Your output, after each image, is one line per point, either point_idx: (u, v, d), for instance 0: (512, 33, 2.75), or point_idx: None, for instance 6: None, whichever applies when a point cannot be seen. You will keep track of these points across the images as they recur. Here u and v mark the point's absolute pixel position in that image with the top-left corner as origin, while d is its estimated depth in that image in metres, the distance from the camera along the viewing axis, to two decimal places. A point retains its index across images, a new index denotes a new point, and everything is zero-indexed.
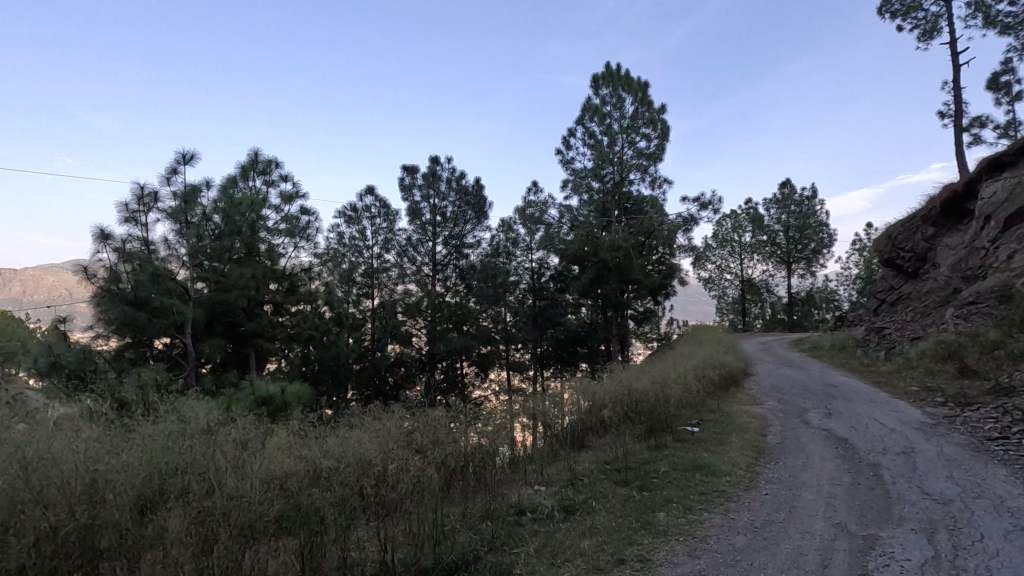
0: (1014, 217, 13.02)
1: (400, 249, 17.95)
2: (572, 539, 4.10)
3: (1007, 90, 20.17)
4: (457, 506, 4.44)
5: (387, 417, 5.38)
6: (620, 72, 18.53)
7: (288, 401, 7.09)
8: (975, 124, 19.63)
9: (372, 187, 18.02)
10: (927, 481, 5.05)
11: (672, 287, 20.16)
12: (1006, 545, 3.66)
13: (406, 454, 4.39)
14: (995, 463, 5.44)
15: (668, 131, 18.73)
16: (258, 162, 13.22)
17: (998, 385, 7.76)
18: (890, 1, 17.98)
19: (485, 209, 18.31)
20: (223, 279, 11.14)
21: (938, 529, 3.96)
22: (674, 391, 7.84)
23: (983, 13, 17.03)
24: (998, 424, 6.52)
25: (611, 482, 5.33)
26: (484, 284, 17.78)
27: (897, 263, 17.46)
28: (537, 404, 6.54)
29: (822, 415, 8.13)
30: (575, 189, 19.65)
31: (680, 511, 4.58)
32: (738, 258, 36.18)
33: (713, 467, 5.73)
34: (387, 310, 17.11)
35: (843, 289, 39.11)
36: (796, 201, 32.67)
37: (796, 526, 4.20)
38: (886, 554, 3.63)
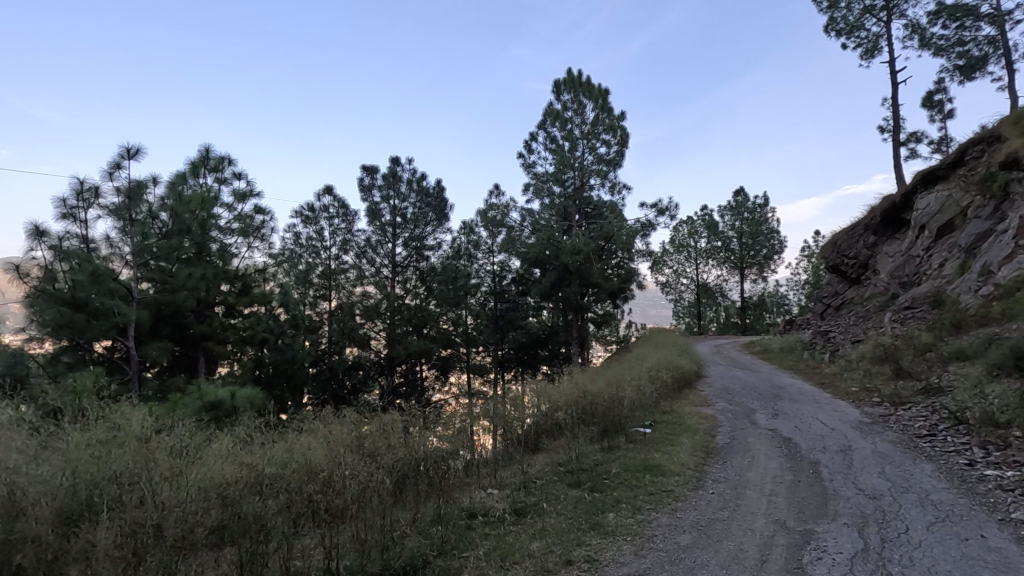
0: (945, 228, 13.87)
1: (360, 250, 17.67)
2: (521, 541, 4.13)
3: (940, 108, 21.54)
4: (408, 511, 4.40)
5: (340, 422, 5.31)
6: (582, 78, 18.81)
7: (239, 406, 6.84)
8: (912, 139, 20.87)
9: (330, 186, 17.72)
10: (861, 477, 5.31)
11: (630, 290, 20.58)
12: (928, 536, 3.89)
13: (357, 460, 4.33)
14: (923, 459, 5.78)
15: (628, 138, 19.12)
16: (209, 159, 12.75)
17: (928, 386, 8.25)
18: (835, 20, 18.89)
19: (445, 210, 18.27)
20: (170, 279, 10.74)
21: (869, 523, 4.16)
22: (628, 393, 8.01)
23: (919, 35, 18.07)
24: (929, 423, 6.91)
25: (564, 484, 5.39)
26: (444, 287, 17.66)
27: (841, 269, 18.35)
28: (495, 408, 6.62)
29: (768, 416, 8.43)
30: (537, 194, 19.81)
31: (629, 511, 4.67)
32: (694, 263, 37.13)
33: (663, 467, 5.86)
34: (345, 312, 16.55)
35: (792, 294, 40.87)
36: (749, 208, 33.85)
37: (739, 523, 4.33)
38: (820, 548, 3.80)
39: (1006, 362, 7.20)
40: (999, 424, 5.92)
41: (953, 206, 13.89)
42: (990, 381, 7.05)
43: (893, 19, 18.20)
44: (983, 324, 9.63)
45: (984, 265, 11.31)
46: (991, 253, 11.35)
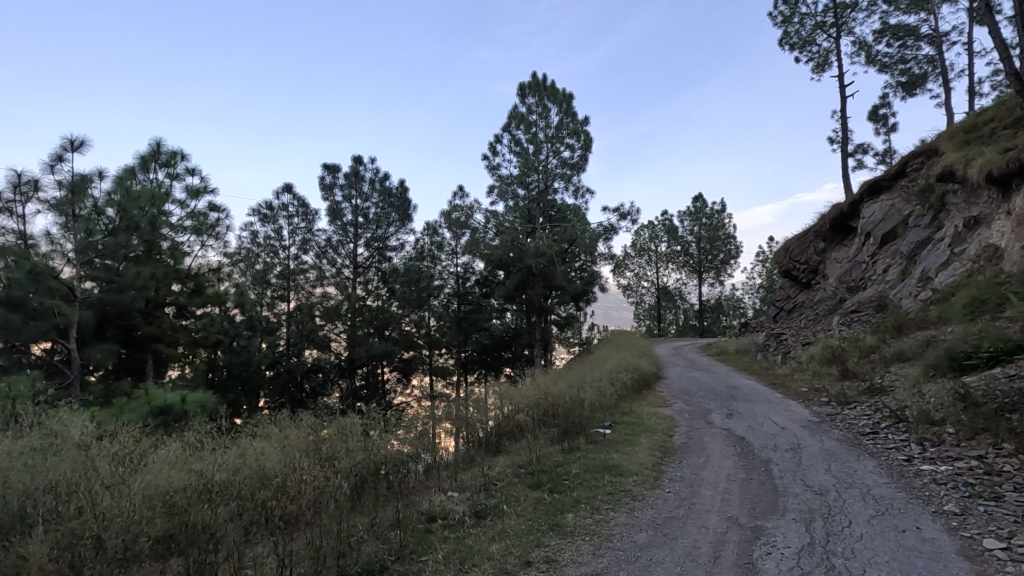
0: (888, 236, 14.60)
1: (320, 250, 17.37)
2: (481, 543, 4.12)
3: (884, 122, 22.68)
4: (366, 515, 4.33)
5: (297, 426, 5.18)
6: (546, 81, 18.97)
7: (190, 411, 6.56)
8: (859, 150, 21.93)
9: (290, 184, 17.31)
10: (809, 474, 5.52)
11: (592, 293, 20.89)
12: (869, 529, 4.08)
13: (313, 465, 4.24)
14: (866, 455, 6.06)
15: (591, 142, 19.37)
16: (161, 153, 12.26)
17: (871, 386, 8.66)
18: (789, 35, 19.64)
19: (408, 211, 18.16)
20: (117, 278, 10.23)
21: (815, 518, 4.33)
22: (589, 395, 8.08)
23: (866, 52, 18.97)
24: (871, 421, 7.26)
25: (524, 486, 5.39)
26: (406, 288, 17.61)
27: (793, 274, 19.10)
28: (457, 410, 6.61)
29: (723, 416, 8.67)
30: (501, 196, 19.82)
31: (587, 511, 4.72)
32: (654, 267, 37.94)
33: (622, 467, 5.95)
34: (304, 313, 16.12)
35: (747, 297, 42.27)
36: (707, 214, 34.82)
37: (693, 521, 4.44)
38: (769, 543, 3.93)
39: (941, 363, 7.63)
40: (934, 421, 6.28)
41: (896, 214, 14.64)
42: (926, 381, 7.46)
43: (842, 35, 19.06)
44: (921, 327, 10.19)
45: (923, 271, 11.98)
46: (929, 260, 12.02)
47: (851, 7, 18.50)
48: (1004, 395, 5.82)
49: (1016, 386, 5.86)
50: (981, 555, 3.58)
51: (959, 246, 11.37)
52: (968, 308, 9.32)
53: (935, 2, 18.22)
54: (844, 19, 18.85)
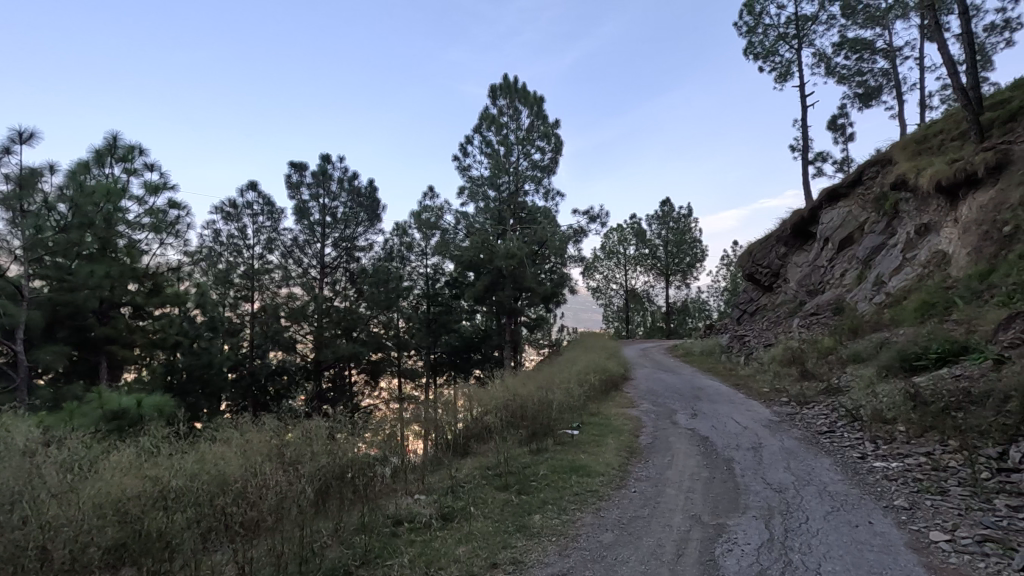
0: (846, 241, 15.16)
1: (286, 249, 16.99)
2: (448, 546, 4.09)
3: (842, 132, 23.57)
4: (331, 521, 4.25)
5: (259, 430, 5.05)
6: (518, 84, 19.02)
7: (146, 415, 6.31)
8: (818, 158, 22.71)
9: (255, 182, 16.89)
10: (770, 472, 5.67)
11: (562, 295, 21.07)
12: (825, 524, 4.22)
13: (275, 470, 4.14)
14: (823, 453, 6.27)
15: (561, 146, 19.52)
16: (117, 147, 11.79)
17: (829, 386, 8.96)
18: (754, 45, 20.21)
19: (377, 212, 17.98)
20: (69, 277, 9.79)
21: (774, 515, 4.45)
22: (557, 397, 8.13)
23: (825, 64, 19.66)
24: (828, 420, 7.52)
25: (492, 488, 5.38)
26: (375, 290, 17.40)
27: (756, 277, 19.65)
28: (425, 412, 6.57)
29: (689, 416, 8.84)
30: (472, 197, 19.75)
31: (555, 512, 4.74)
32: (623, 269, 38.46)
33: (589, 467, 6.00)
34: (269, 314, 15.73)
35: (712, 300, 43.31)
36: (675, 218, 35.50)
37: (658, 520, 4.51)
38: (731, 540, 4.03)
39: (893, 364, 7.96)
40: (886, 420, 6.55)
41: (852, 221, 15.21)
42: (880, 381, 7.77)
43: (803, 47, 19.71)
44: (876, 329, 10.61)
45: (877, 275, 12.48)
46: (884, 264, 12.53)
47: (812, 20, 19.16)
48: (950, 394, 6.10)
49: (961, 386, 6.15)
50: (927, 547, 3.75)
51: (911, 252, 11.89)
52: (919, 311, 9.75)
53: (890, 18, 19.04)
54: (805, 31, 19.50)
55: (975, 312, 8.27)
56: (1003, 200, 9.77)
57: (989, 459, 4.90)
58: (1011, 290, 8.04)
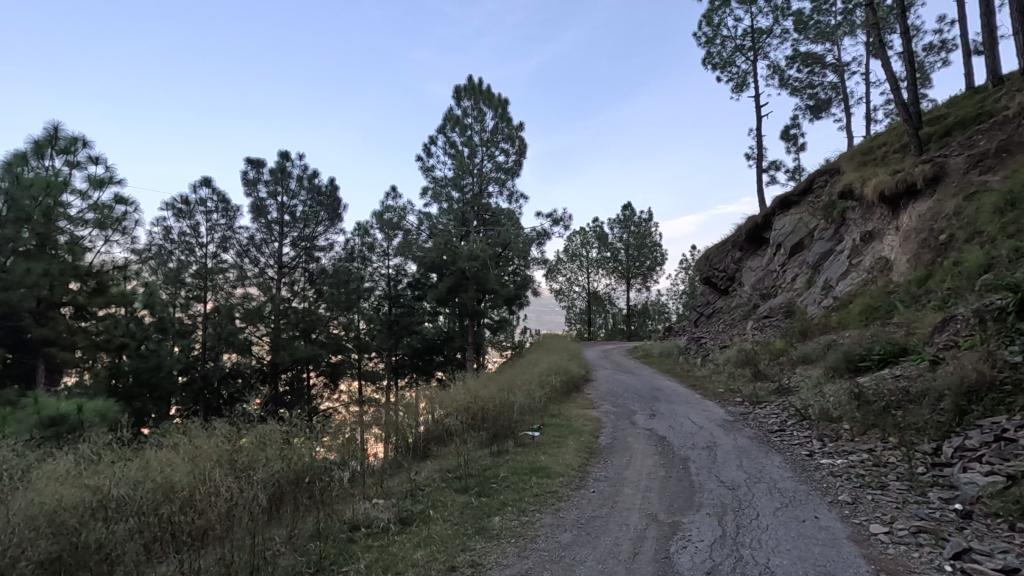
0: (797, 247, 15.78)
1: (241, 248, 16.46)
2: (405, 550, 4.04)
3: (794, 141, 24.54)
4: (285, 528, 4.14)
5: (209, 435, 4.88)
6: (482, 85, 19.01)
7: (88, 421, 6.00)
8: (772, 167, 23.57)
9: (209, 178, 16.32)
10: (723, 470, 5.84)
11: (525, 297, 21.16)
12: (774, 520, 4.37)
13: (226, 476, 4.01)
14: (774, 451, 6.49)
15: (525, 148, 19.61)
16: (59, 138, 11.17)
17: (780, 387, 9.30)
18: (712, 55, 20.82)
19: (338, 211, 17.63)
20: (3, 275, 9.20)
21: (727, 512, 4.58)
22: (518, 399, 8.15)
23: (779, 76, 20.41)
24: (779, 419, 7.80)
25: (452, 491, 5.35)
26: (335, 290, 17.08)
27: (713, 280, 20.24)
28: (386, 415, 6.49)
29: (647, 416, 9.02)
30: (435, 198, 19.63)
31: (514, 514, 4.75)
32: (586, 272, 38.88)
33: (549, 469, 6.04)
34: (223, 314, 15.23)
35: (672, 302, 44.34)
36: (636, 222, 36.16)
37: (616, 519, 4.58)
38: (685, 538, 4.13)
39: (840, 365, 8.33)
40: (833, 419, 6.85)
41: (803, 227, 15.85)
42: (827, 381, 8.12)
43: (758, 59, 20.44)
44: (824, 331, 11.07)
45: (826, 280, 13.05)
46: (832, 270, 13.11)
47: (767, 33, 19.90)
48: (891, 394, 6.41)
49: (901, 386, 6.47)
50: (867, 539, 3.94)
51: (857, 258, 12.48)
52: (863, 315, 10.25)
53: (838, 35, 19.93)
54: (760, 44, 20.21)
55: (914, 315, 8.74)
56: (939, 210, 10.37)
57: (925, 455, 5.19)
58: (946, 295, 8.53)
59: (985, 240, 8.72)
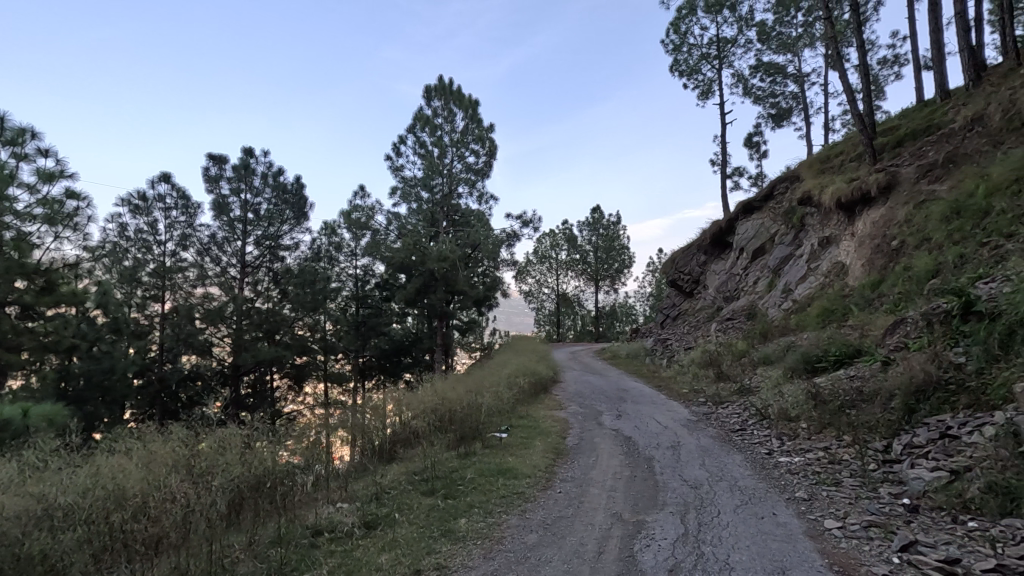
0: (759, 251, 16.24)
1: (202, 247, 15.86)
2: (370, 554, 3.98)
3: (757, 148, 25.26)
4: (244, 534, 4.03)
5: (166, 440, 4.73)
6: (453, 86, 18.95)
7: (32, 426, 5.71)
8: (736, 173, 24.20)
9: (168, 174, 15.78)
10: (687, 469, 5.96)
11: (494, 298, 21.18)
12: (734, 517, 4.48)
13: (182, 482, 3.89)
14: (735, 450, 6.66)
15: (495, 149, 19.62)
16: (5, 129, 10.62)
17: (741, 387, 9.56)
18: (679, 62, 21.27)
19: (304, 210, 17.29)
20: None
21: (689, 510, 4.68)
22: (486, 400, 8.15)
23: (743, 84, 20.97)
24: (741, 419, 8.00)
25: (418, 493, 5.31)
26: (301, 290, 16.72)
27: (679, 283, 20.65)
28: (352, 417, 6.40)
29: (614, 417, 9.13)
30: (404, 198, 19.45)
31: (480, 515, 4.74)
32: (555, 274, 39.09)
33: (516, 470, 6.06)
34: (181, 315, 14.67)
35: (639, 304, 45.08)
36: (604, 224, 36.60)
37: (581, 519, 4.62)
38: (648, 536, 4.20)
39: (797, 365, 8.62)
40: (791, 418, 7.08)
41: (765, 232, 16.33)
42: (786, 381, 8.38)
43: (723, 68, 20.97)
44: (783, 333, 11.43)
45: (786, 283, 13.47)
46: (791, 273, 13.56)
47: (731, 43, 20.45)
48: (846, 393, 6.65)
49: (856, 386, 6.72)
50: (822, 534, 4.09)
51: (815, 262, 12.94)
52: (821, 318, 10.63)
53: (799, 46, 20.62)
54: (725, 53, 20.74)
55: (868, 318, 9.10)
56: (892, 217, 10.82)
57: (876, 452, 5.41)
58: (897, 298, 8.92)
59: (933, 247, 9.15)
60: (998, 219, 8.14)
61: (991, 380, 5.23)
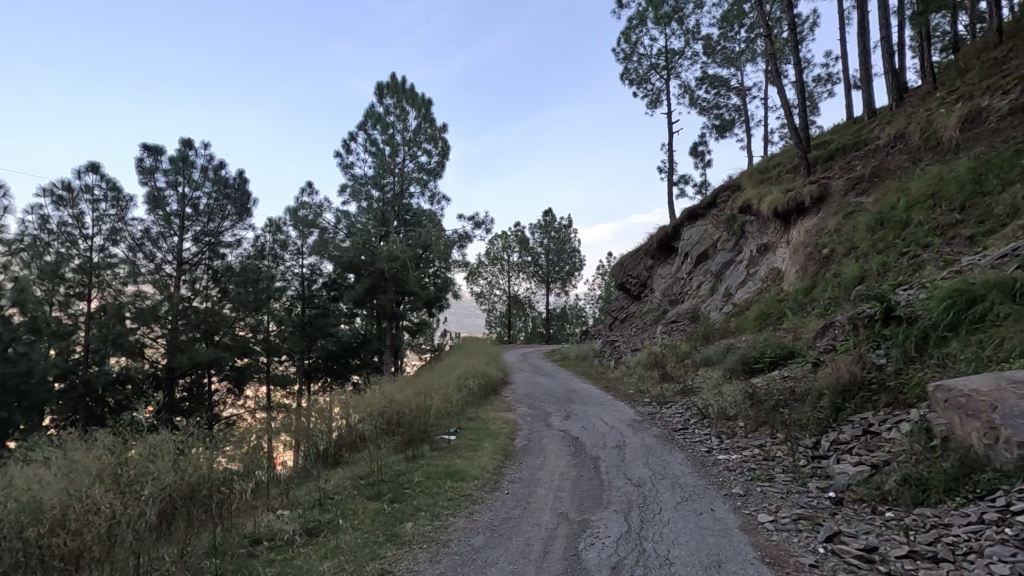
0: (702, 256, 16.86)
1: (134, 242, 14.92)
2: (311, 562, 3.87)
3: (702, 157, 26.24)
4: (176, 545, 3.85)
5: (90, 447, 4.45)
6: (405, 84, 18.72)
7: None
8: (682, 180, 25.07)
9: (96, 164, 14.80)
10: (631, 468, 6.11)
11: (445, 299, 21.08)
12: (675, 513, 4.64)
13: (109, 492, 3.67)
14: (677, 448, 6.89)
15: (448, 150, 19.51)
16: None
17: (684, 387, 9.90)
18: (629, 71, 21.82)
19: (247, 206, 16.70)
20: None
21: (632, 508, 4.81)
22: (435, 402, 8.08)
23: (690, 95, 21.73)
24: (683, 418, 8.27)
25: (363, 497, 5.21)
26: (242, 290, 16.15)
27: (627, 286, 21.18)
28: (296, 421, 6.21)
29: (562, 418, 9.25)
30: (354, 196, 19.03)
31: (427, 519, 4.71)
32: (506, 276, 39.19)
33: (464, 472, 6.04)
34: (110, 314, 13.80)
35: (589, 306, 45.96)
36: (556, 227, 37.07)
37: (528, 519, 4.66)
38: (593, 535, 4.28)
39: (736, 367, 9.01)
40: (729, 417, 7.39)
41: (708, 238, 16.97)
42: (725, 382, 8.73)
43: (671, 78, 21.66)
44: (724, 335, 11.93)
45: (726, 287, 14.06)
46: (732, 278, 14.17)
47: (678, 55, 21.15)
48: (780, 393, 7.01)
49: (788, 386, 7.10)
50: (755, 527, 4.29)
51: (753, 268, 13.57)
52: (758, 321, 11.14)
53: (741, 61, 21.55)
54: (673, 64, 21.42)
55: (800, 322, 9.62)
56: (823, 226, 11.47)
57: (806, 448, 5.73)
58: (827, 303, 9.47)
59: (860, 255, 9.77)
60: (917, 230, 8.78)
61: (908, 379, 5.64)
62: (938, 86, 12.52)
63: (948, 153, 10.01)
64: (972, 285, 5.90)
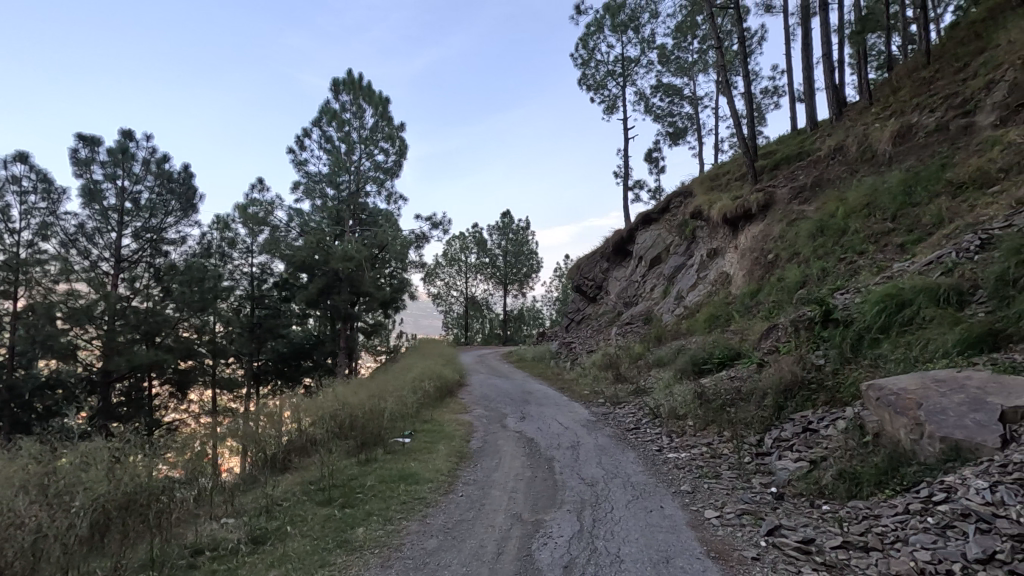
0: (655, 259, 17.29)
1: (67, 238, 14.11)
2: (256, 572, 3.74)
3: (655, 164, 26.90)
4: (110, 558, 3.65)
5: (13, 456, 4.16)
6: (362, 82, 18.38)
7: None
8: (636, 185, 25.60)
9: (25, 153, 13.89)
10: (585, 468, 6.20)
11: (401, 300, 20.80)
12: (625, 512, 4.74)
13: (34, 504, 3.45)
14: (630, 448, 7.04)
15: (406, 150, 19.29)
16: None
17: (637, 387, 10.13)
18: (587, 76, 22.16)
19: (194, 201, 16.05)
20: None
21: (585, 507, 4.88)
22: (389, 404, 7.97)
23: (645, 102, 22.26)
24: (636, 418, 8.46)
25: (313, 503, 5.08)
26: (185, 289, 15.39)
27: (583, 289, 21.47)
28: (243, 425, 6.00)
29: (518, 419, 9.29)
30: (308, 194, 18.53)
31: (379, 523, 4.63)
32: (464, 277, 38.99)
33: (419, 475, 5.98)
34: (39, 315, 12.75)
35: (546, 308, 46.32)
36: (513, 229, 37.27)
37: (481, 521, 4.66)
38: (545, 535, 4.32)
39: (686, 368, 9.29)
40: (679, 416, 7.61)
41: (661, 242, 17.41)
42: (676, 382, 8.98)
43: (627, 85, 22.13)
44: (675, 337, 12.28)
45: (678, 291, 14.47)
46: (683, 282, 14.59)
47: (635, 62, 21.63)
48: (727, 393, 7.25)
49: (735, 386, 7.36)
50: (703, 523, 4.43)
51: (703, 272, 14.03)
52: (707, 323, 11.52)
53: (694, 71, 22.26)
54: (629, 71, 21.90)
55: (747, 324, 10.01)
56: (769, 232, 11.98)
57: (750, 446, 5.96)
58: (771, 306, 9.90)
59: (802, 260, 10.25)
60: (854, 237, 9.29)
61: (844, 379, 5.95)
62: (874, 103, 13.29)
63: (882, 165, 10.64)
64: (903, 290, 6.27)
